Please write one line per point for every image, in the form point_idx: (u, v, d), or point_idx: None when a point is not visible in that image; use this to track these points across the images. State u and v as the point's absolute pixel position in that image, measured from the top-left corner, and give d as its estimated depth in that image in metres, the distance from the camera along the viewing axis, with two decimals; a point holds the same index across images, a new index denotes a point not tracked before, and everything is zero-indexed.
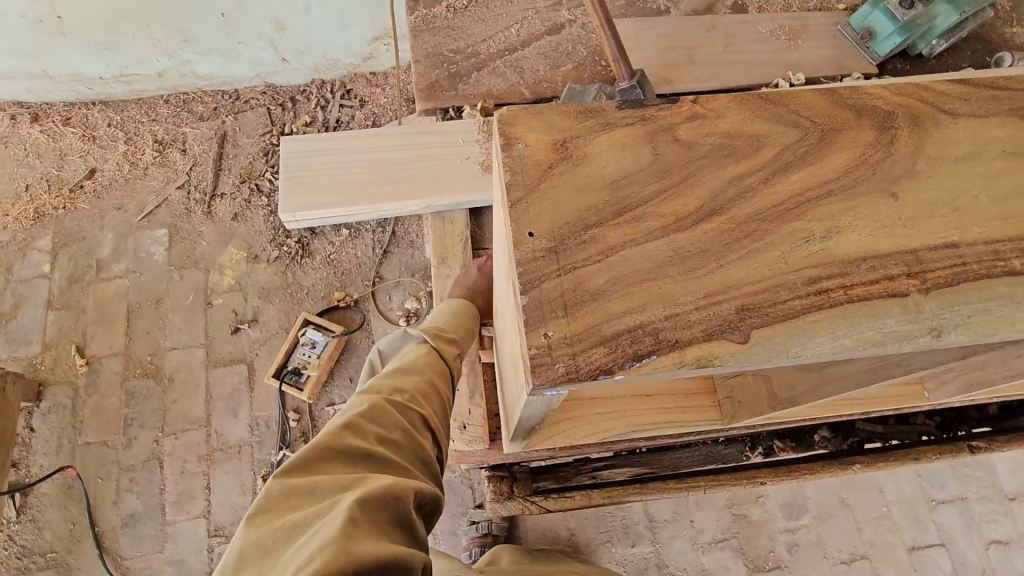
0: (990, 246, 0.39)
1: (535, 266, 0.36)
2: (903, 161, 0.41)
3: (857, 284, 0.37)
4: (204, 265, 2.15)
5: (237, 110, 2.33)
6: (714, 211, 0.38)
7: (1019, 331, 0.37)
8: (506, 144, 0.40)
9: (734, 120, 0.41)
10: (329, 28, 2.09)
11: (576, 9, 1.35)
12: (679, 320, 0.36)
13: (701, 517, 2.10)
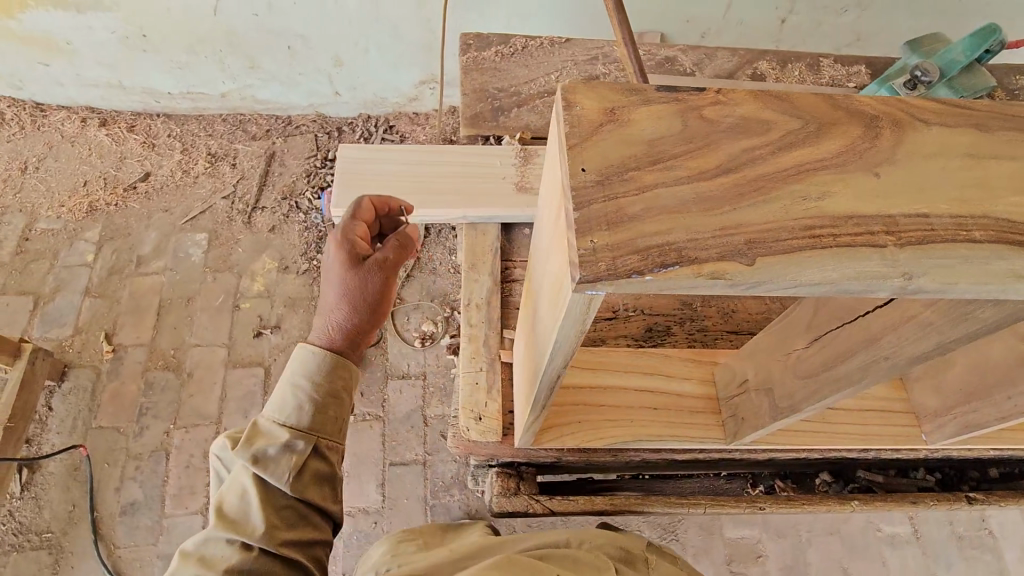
0: (953, 219, 0.48)
1: (585, 192, 0.45)
2: (885, 152, 0.51)
3: (844, 233, 0.46)
4: (238, 270, 2.28)
5: (288, 134, 2.53)
6: (730, 169, 0.48)
7: (975, 285, 0.46)
8: (566, 105, 0.50)
9: (749, 108, 0.52)
10: (382, 69, 2.31)
11: (610, 65, 1.52)
12: (699, 243, 0.44)
13: (698, 571, 2.06)
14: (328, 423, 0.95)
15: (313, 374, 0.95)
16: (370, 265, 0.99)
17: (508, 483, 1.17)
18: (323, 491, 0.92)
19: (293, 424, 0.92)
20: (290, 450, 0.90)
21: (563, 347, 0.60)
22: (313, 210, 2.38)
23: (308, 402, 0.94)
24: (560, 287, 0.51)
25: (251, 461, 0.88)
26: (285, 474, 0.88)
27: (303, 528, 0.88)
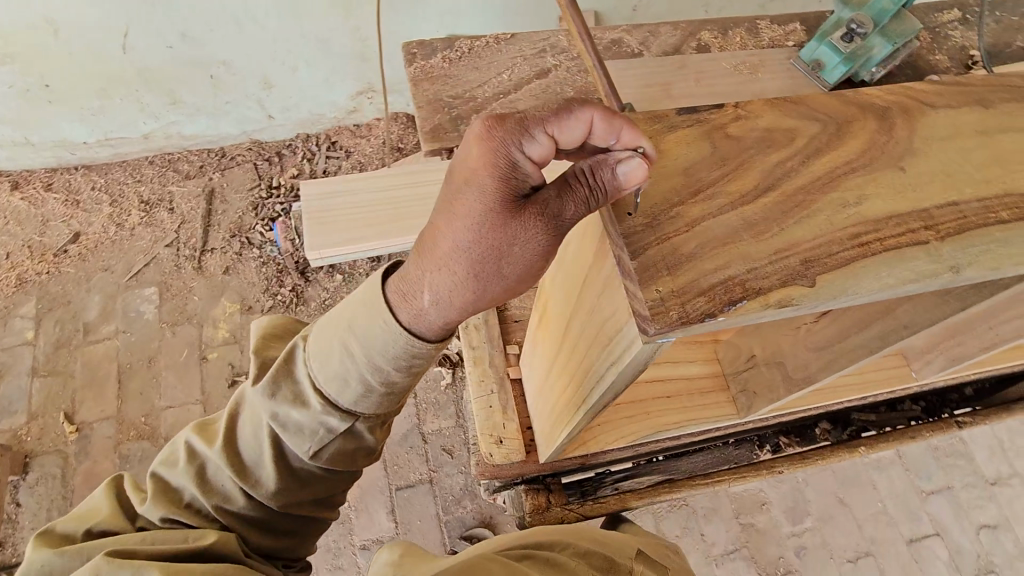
0: (982, 203, 0.49)
1: (636, 238, 0.45)
2: (904, 142, 0.51)
3: (890, 237, 0.46)
4: (198, 319, 2.17)
5: (224, 167, 2.39)
6: (769, 187, 0.47)
7: (1015, 265, 0.47)
8: None
9: (769, 119, 0.52)
10: (314, 85, 2.20)
11: (560, 55, 1.49)
12: (760, 272, 0.44)
13: (711, 530, 2.14)
14: (374, 407, 0.73)
15: (375, 353, 0.67)
16: (529, 216, 0.58)
17: (539, 498, 1.22)
18: (351, 462, 0.77)
19: (331, 395, 0.72)
20: (319, 426, 0.72)
21: (606, 391, 0.59)
22: (267, 243, 2.27)
23: (355, 376, 0.69)
24: (618, 334, 0.50)
25: (273, 418, 0.72)
26: (307, 449, 0.72)
27: (314, 486, 0.79)
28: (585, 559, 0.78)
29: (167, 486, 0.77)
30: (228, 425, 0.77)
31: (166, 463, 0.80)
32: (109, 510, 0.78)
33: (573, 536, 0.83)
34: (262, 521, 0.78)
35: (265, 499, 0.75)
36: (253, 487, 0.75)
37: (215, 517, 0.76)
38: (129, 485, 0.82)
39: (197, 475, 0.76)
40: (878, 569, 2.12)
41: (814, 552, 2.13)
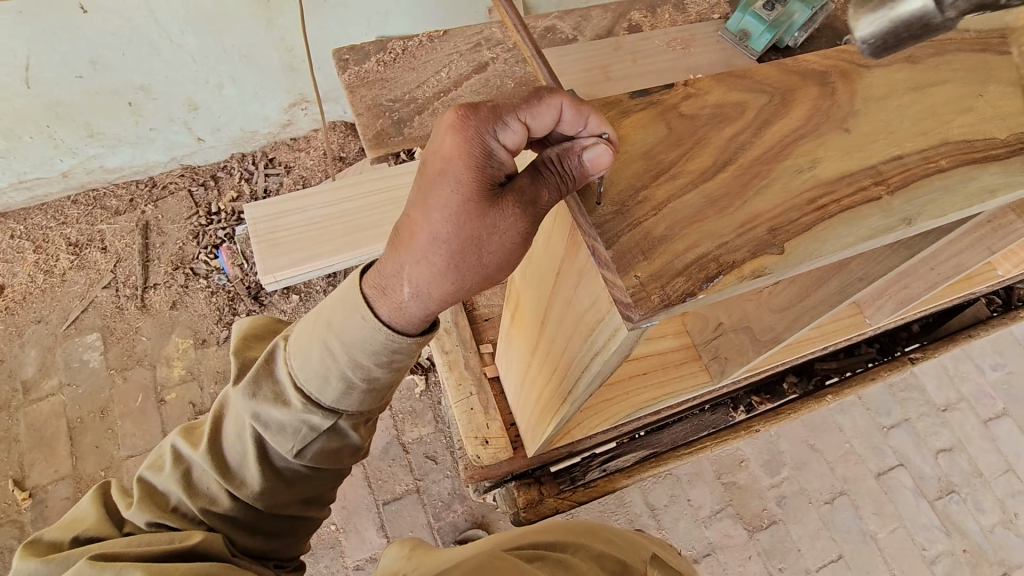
0: (921, 155, 0.51)
1: (608, 227, 0.45)
2: (844, 104, 0.53)
3: (844, 197, 0.48)
4: (149, 360, 2.06)
5: (157, 198, 2.28)
6: (727, 161, 0.48)
7: (959, 210, 0.49)
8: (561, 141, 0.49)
9: (717, 94, 0.53)
10: (242, 101, 2.12)
11: (495, 47, 1.48)
12: (729, 246, 0.45)
13: (696, 494, 2.20)
14: (357, 402, 0.70)
15: (357, 350, 0.65)
16: (505, 203, 0.56)
17: (531, 492, 1.23)
18: (338, 460, 0.74)
19: (312, 393, 0.69)
20: (302, 424, 0.69)
21: (592, 382, 0.58)
22: (213, 272, 2.17)
23: (337, 375, 0.67)
24: (600, 324, 0.50)
25: (254, 418, 0.69)
26: (290, 447, 0.69)
27: (304, 485, 0.75)
28: (597, 562, 0.76)
29: (152, 492, 0.74)
30: (213, 428, 0.74)
31: (152, 470, 0.76)
32: (87, 518, 0.73)
33: (585, 539, 0.81)
34: (251, 523, 0.74)
35: (252, 498, 0.72)
36: (239, 487, 0.72)
37: (200, 519, 0.72)
38: (110, 494, 0.78)
39: (184, 478, 0.73)
40: (853, 505, 2.23)
41: (794, 499, 2.23)
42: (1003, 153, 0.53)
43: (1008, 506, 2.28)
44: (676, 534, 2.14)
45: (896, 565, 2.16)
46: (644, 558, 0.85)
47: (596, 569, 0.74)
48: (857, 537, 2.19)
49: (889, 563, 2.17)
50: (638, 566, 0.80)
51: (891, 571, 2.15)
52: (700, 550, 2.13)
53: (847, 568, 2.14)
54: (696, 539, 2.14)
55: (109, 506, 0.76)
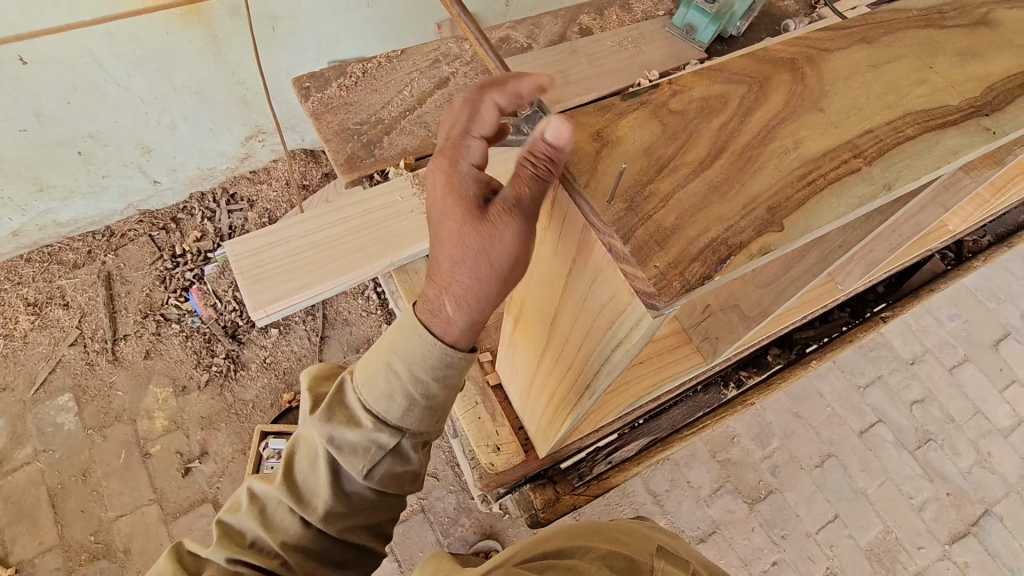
0: (890, 126, 0.56)
1: (623, 222, 0.47)
2: (814, 87, 0.58)
3: (830, 172, 0.52)
4: (128, 415, 1.99)
5: (117, 247, 2.21)
6: (721, 150, 0.52)
7: (931, 172, 0.54)
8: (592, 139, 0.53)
9: (702, 88, 0.56)
10: (197, 139, 2.08)
11: (454, 61, 1.50)
12: (735, 228, 0.48)
13: (695, 475, 2.25)
14: (417, 421, 0.76)
15: (417, 369, 0.72)
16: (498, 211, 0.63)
17: (547, 492, 1.26)
18: (400, 484, 0.80)
19: (379, 414, 0.76)
20: (370, 444, 0.75)
21: (613, 373, 0.61)
22: (186, 315, 2.10)
23: (400, 392, 0.74)
24: (621, 317, 0.52)
25: (330, 442, 0.75)
26: (360, 468, 0.75)
27: (368, 510, 0.81)
28: (605, 563, 0.71)
29: (229, 532, 0.78)
30: (288, 460, 0.80)
31: (227, 512, 0.81)
32: (164, 570, 0.74)
33: (588, 542, 0.76)
34: (323, 552, 0.79)
35: (325, 523, 0.77)
36: (312, 512, 0.77)
37: (278, 550, 0.77)
38: (181, 548, 0.78)
39: (261, 513, 0.78)
40: (842, 465, 2.33)
41: (787, 466, 2.31)
42: (958, 117, 0.58)
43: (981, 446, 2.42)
44: (681, 517, 2.19)
45: (889, 516, 2.26)
46: (651, 549, 0.80)
47: (607, 570, 0.70)
48: (849, 495, 2.28)
49: (882, 515, 2.26)
50: (646, 558, 0.75)
51: (885, 523, 2.25)
52: (705, 529, 2.18)
53: (845, 526, 2.23)
54: (701, 519, 2.19)
55: (184, 554, 0.77)
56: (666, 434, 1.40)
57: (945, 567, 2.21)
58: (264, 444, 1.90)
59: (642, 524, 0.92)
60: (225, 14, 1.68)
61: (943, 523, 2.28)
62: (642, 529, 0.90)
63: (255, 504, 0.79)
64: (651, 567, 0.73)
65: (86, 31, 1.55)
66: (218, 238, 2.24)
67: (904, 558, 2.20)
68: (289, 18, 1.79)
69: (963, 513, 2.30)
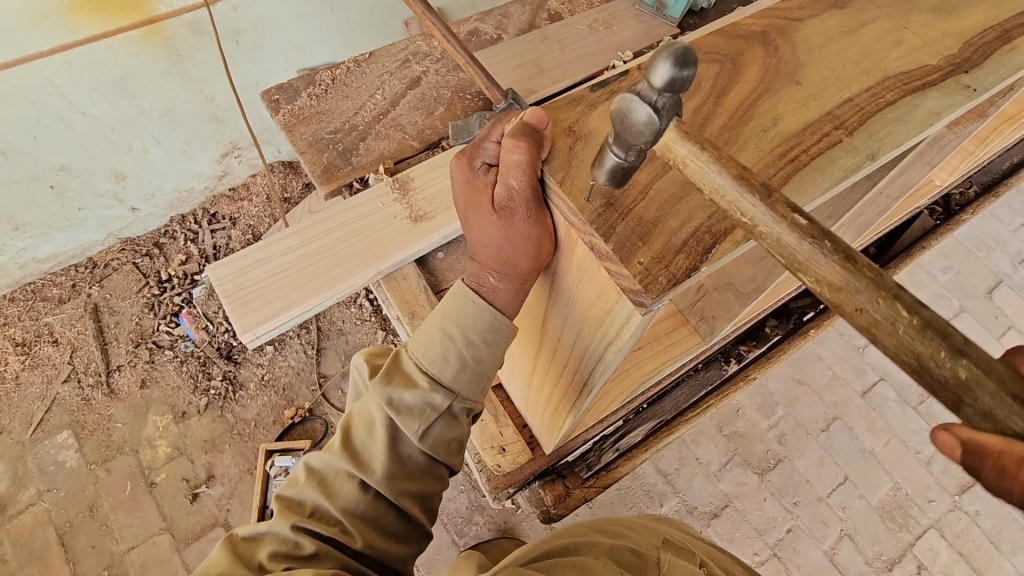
0: (869, 92, 0.55)
1: (603, 219, 0.45)
2: (789, 58, 0.56)
3: (811, 146, 0.51)
4: (130, 446, 1.97)
5: (101, 278, 2.18)
6: (697, 135, 0.50)
7: (914, 135, 0.52)
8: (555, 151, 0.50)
9: (673, 71, 0.55)
10: (172, 162, 2.04)
11: (425, 60, 1.47)
12: (718, 214, 0.47)
13: (703, 451, 2.26)
14: (467, 382, 0.79)
15: (470, 329, 0.77)
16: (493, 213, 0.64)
17: (557, 487, 1.26)
18: (448, 452, 0.81)
19: (433, 374, 0.78)
20: (426, 405, 0.77)
21: (608, 371, 0.60)
22: (178, 340, 2.08)
23: (453, 353, 0.78)
24: (610, 315, 0.51)
25: (387, 403, 0.77)
26: (416, 428, 0.77)
27: (422, 478, 0.81)
28: (612, 557, 0.72)
29: (288, 505, 0.77)
30: (344, 430, 0.81)
31: (285, 489, 0.80)
32: (218, 563, 0.72)
33: (595, 537, 0.77)
34: (379, 520, 0.78)
35: (383, 486, 0.77)
36: (371, 475, 0.77)
37: (338, 518, 0.76)
38: (234, 537, 0.76)
39: (321, 483, 0.78)
40: (848, 428, 2.34)
41: (794, 434, 2.32)
42: (936, 77, 0.57)
43: None
44: (693, 494, 2.19)
45: (898, 473, 2.27)
46: (657, 543, 0.80)
47: (612, 563, 0.70)
48: (857, 456, 2.30)
49: (891, 473, 2.28)
50: (653, 553, 0.75)
51: (895, 480, 2.26)
52: (718, 504, 2.18)
53: (855, 487, 2.24)
54: (713, 493, 2.20)
55: (238, 541, 0.74)
56: (671, 416, 1.40)
57: (957, 518, 2.23)
58: (270, 462, 1.90)
59: (651, 518, 0.92)
60: (187, 31, 1.64)
61: (952, 475, 2.29)
62: (650, 523, 0.90)
63: (311, 479, 0.79)
64: (657, 562, 0.73)
65: (43, 62, 1.51)
66: (203, 259, 2.20)
67: (916, 513, 2.22)
68: (252, 30, 1.76)
69: None
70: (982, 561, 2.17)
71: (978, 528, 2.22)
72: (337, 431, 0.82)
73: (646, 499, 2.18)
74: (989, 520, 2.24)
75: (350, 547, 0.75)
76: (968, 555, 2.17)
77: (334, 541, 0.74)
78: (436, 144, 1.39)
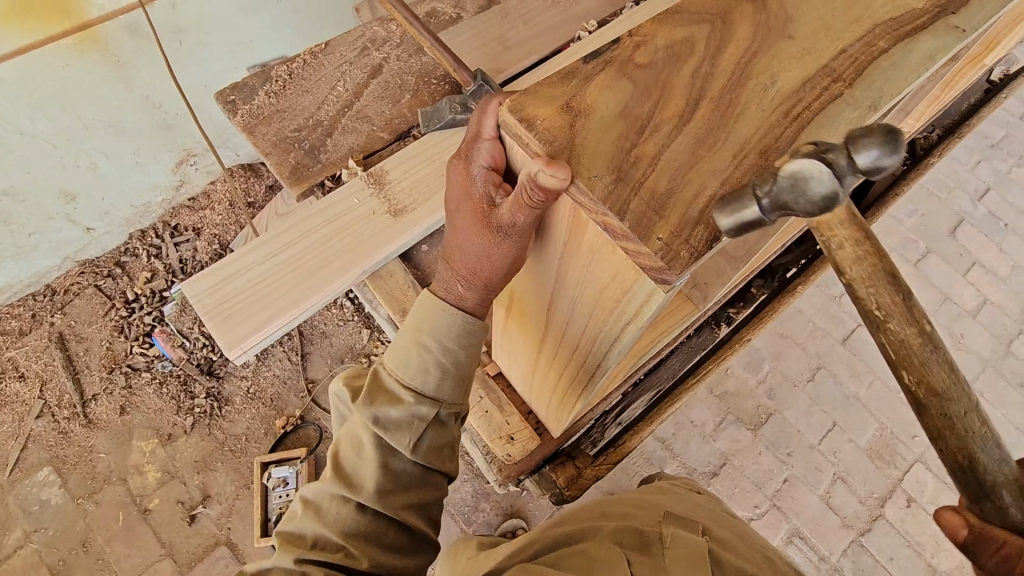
0: (863, 42, 0.53)
1: (613, 197, 0.43)
2: (777, 14, 0.54)
3: (813, 103, 0.49)
4: (118, 475, 1.90)
5: (63, 305, 2.08)
6: (698, 100, 0.48)
7: (912, 83, 0.51)
8: (534, 126, 0.46)
9: (665, 35, 0.52)
10: (126, 176, 1.94)
11: (384, 46, 1.41)
12: (730, 182, 0.44)
13: (697, 414, 2.29)
14: (452, 387, 0.81)
15: (447, 337, 0.79)
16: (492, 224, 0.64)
17: (568, 469, 1.26)
18: (443, 458, 0.82)
19: (416, 386, 0.80)
20: (413, 416, 0.78)
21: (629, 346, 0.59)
22: (154, 361, 2.00)
23: (433, 363, 0.79)
24: (628, 295, 0.49)
25: (374, 421, 0.78)
26: (407, 441, 0.78)
27: (420, 489, 0.81)
28: (615, 541, 0.71)
29: (289, 541, 0.76)
30: (334, 457, 0.81)
31: (283, 525, 0.79)
32: None
33: (598, 523, 0.76)
34: (383, 537, 0.77)
35: (380, 503, 0.76)
36: (366, 494, 0.76)
37: (339, 542, 0.74)
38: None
39: (317, 512, 0.77)
40: (832, 375, 2.42)
41: (781, 387, 2.38)
42: (926, 20, 0.56)
43: (953, 330, 2.59)
44: (691, 456, 2.23)
45: (882, 413, 2.36)
46: (662, 514, 0.77)
47: (616, 547, 0.69)
48: (842, 401, 2.38)
49: (877, 414, 2.36)
50: (656, 527, 0.73)
51: (880, 421, 2.35)
52: (716, 463, 2.22)
53: (844, 431, 2.31)
54: (710, 453, 2.24)
55: None
56: (670, 384, 1.41)
57: None
58: (267, 475, 1.85)
59: (654, 490, 0.90)
60: (125, 35, 1.54)
61: None
62: (654, 494, 0.88)
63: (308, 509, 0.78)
64: (661, 537, 0.71)
65: None
66: (171, 274, 2.11)
67: (902, 449, 2.31)
68: (195, 29, 1.67)
69: None
70: None
71: None
72: (327, 460, 0.81)
73: (646, 466, 2.20)
74: None
75: (356, 570, 0.73)
76: (953, 483, 2.27)
77: (338, 567, 0.73)
78: (406, 132, 1.34)
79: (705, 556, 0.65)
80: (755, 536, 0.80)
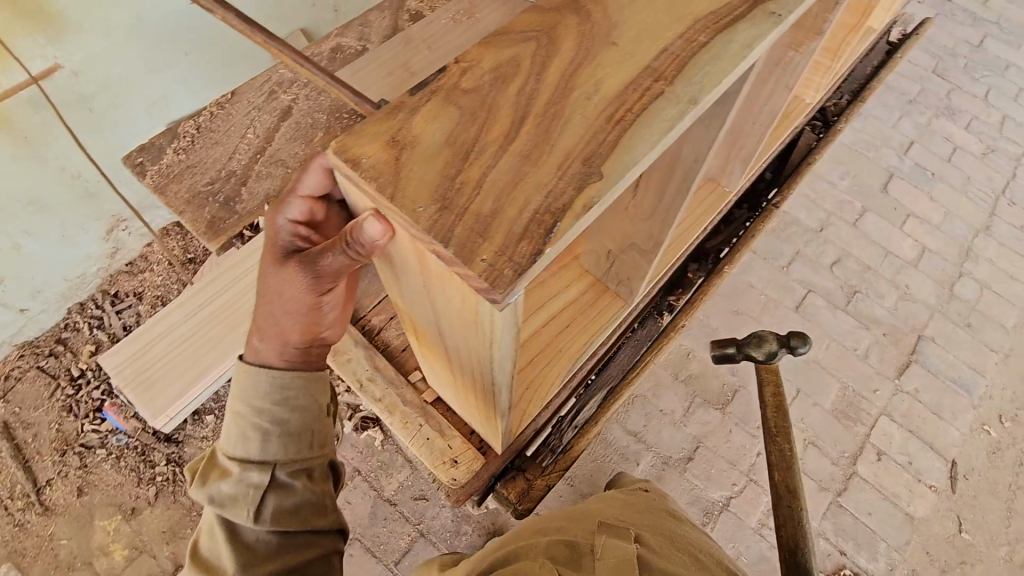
0: (683, 38, 0.55)
1: (438, 225, 0.43)
2: (600, 21, 0.56)
3: (635, 104, 0.51)
4: (83, 559, 1.84)
5: (5, 392, 2.01)
6: (522, 117, 0.49)
7: (731, 71, 0.54)
8: (359, 165, 0.46)
9: (490, 57, 0.53)
10: (54, 251, 1.90)
11: (291, 88, 1.41)
12: (554, 193, 0.45)
13: (666, 401, 2.32)
14: (279, 446, 0.86)
15: (257, 398, 0.87)
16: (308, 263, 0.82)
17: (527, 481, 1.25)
18: (299, 518, 0.84)
19: (244, 457, 0.85)
20: (246, 486, 0.82)
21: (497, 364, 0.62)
22: (108, 435, 1.95)
23: (250, 429, 0.85)
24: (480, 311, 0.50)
25: (211, 503, 0.82)
26: (247, 511, 0.81)
27: (286, 555, 0.82)
28: (547, 556, 0.71)
29: None
30: (194, 555, 0.84)
31: None
32: None
33: (534, 541, 0.76)
34: None
35: None
36: None
37: None
38: None
39: None
40: (790, 344, 2.49)
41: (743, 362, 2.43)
42: (744, 9, 0.58)
43: (899, 282, 2.68)
44: (665, 444, 2.25)
45: (841, 373, 2.43)
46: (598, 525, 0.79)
47: (549, 563, 0.69)
48: (802, 367, 2.44)
49: (836, 374, 2.43)
50: (589, 539, 0.74)
51: (840, 381, 2.42)
52: (691, 447, 2.25)
53: (809, 396, 2.37)
54: (684, 438, 2.26)
55: None
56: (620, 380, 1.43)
57: (901, 399, 2.40)
58: None
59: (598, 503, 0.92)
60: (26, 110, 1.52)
61: (888, 361, 2.48)
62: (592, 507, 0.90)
63: None
64: (593, 548, 0.72)
65: None
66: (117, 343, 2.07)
67: (865, 405, 2.37)
68: (102, 94, 1.65)
69: (901, 346, 2.51)
70: (930, 432, 2.34)
71: (921, 403, 2.40)
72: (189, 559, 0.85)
73: (623, 461, 2.21)
74: (929, 393, 2.42)
75: None
76: (918, 430, 2.34)
77: None
78: None
79: (634, 563, 0.67)
80: (684, 535, 0.85)
